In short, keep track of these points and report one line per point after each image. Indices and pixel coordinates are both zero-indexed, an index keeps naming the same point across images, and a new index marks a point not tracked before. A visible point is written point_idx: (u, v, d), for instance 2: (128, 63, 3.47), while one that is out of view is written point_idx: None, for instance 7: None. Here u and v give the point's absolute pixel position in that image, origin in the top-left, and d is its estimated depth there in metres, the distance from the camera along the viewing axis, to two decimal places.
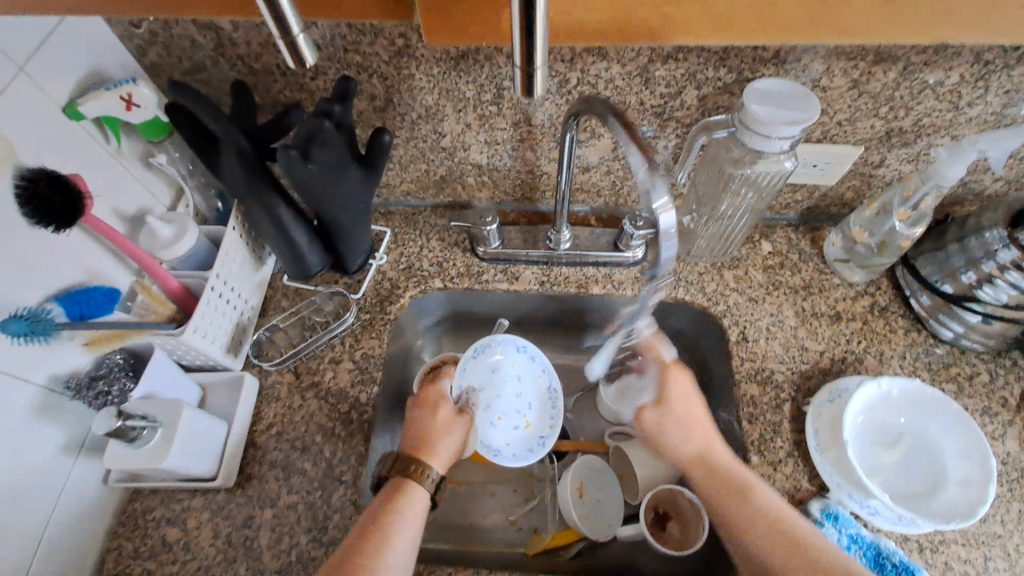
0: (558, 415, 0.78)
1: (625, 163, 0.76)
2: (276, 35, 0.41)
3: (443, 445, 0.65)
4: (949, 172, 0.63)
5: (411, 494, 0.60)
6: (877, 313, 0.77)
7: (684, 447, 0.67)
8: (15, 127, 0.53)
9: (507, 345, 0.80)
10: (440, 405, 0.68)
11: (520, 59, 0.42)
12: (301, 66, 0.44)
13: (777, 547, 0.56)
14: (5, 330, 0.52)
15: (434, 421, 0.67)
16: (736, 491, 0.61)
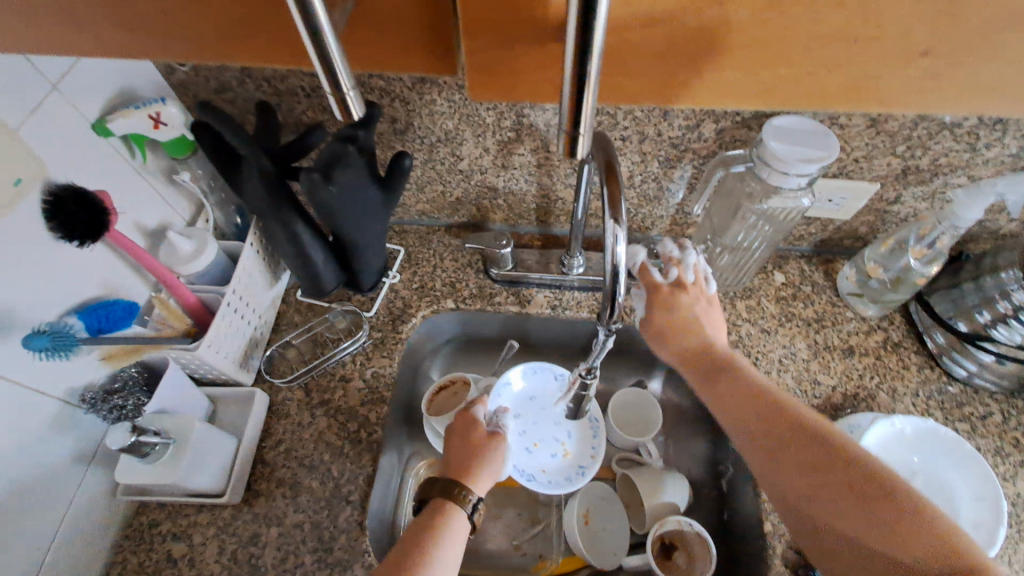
0: (598, 444, 0.79)
1: (641, 191, 0.77)
2: (326, 90, 0.41)
3: (482, 468, 0.65)
4: (967, 212, 0.63)
5: (453, 515, 0.59)
6: (890, 348, 0.77)
7: (708, 356, 0.64)
8: (45, 143, 0.54)
9: (546, 372, 0.83)
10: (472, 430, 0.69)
11: (567, 122, 0.43)
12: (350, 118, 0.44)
13: (832, 488, 0.51)
14: (28, 345, 0.53)
15: (470, 446, 0.67)
16: (777, 424, 0.56)
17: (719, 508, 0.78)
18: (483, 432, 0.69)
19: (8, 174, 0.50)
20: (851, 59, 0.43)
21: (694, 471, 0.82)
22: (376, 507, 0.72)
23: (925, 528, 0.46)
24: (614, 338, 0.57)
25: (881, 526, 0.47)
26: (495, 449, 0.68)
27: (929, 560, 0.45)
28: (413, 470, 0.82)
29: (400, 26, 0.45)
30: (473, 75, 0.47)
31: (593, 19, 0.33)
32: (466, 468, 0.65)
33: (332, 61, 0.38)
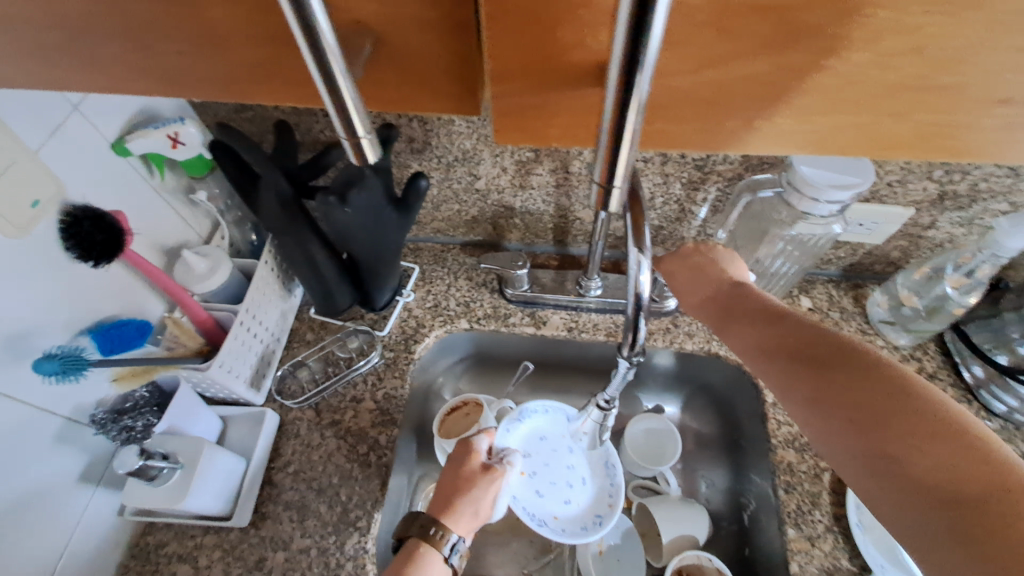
0: (616, 492, 0.71)
1: (662, 213, 0.75)
2: (342, 135, 0.39)
3: (464, 504, 0.63)
4: (1010, 242, 0.59)
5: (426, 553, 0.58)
6: (924, 380, 0.73)
7: (727, 293, 0.57)
8: (65, 164, 0.55)
9: (558, 412, 0.76)
10: (466, 461, 0.66)
11: (602, 174, 0.42)
12: (367, 163, 0.42)
13: (850, 422, 0.43)
14: (38, 369, 0.52)
15: (462, 481, 0.65)
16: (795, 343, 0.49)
17: (740, 543, 0.75)
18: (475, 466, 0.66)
19: (26, 196, 0.50)
20: (922, 108, 0.39)
21: (713, 502, 0.79)
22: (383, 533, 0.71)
23: (965, 459, 0.38)
24: (633, 371, 0.55)
25: (905, 458, 0.40)
26: (487, 491, 0.64)
27: (957, 486, 0.37)
28: (423, 492, 0.80)
29: (424, 70, 0.43)
30: (501, 120, 0.44)
31: (637, 75, 0.32)
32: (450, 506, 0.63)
33: (348, 106, 0.36)
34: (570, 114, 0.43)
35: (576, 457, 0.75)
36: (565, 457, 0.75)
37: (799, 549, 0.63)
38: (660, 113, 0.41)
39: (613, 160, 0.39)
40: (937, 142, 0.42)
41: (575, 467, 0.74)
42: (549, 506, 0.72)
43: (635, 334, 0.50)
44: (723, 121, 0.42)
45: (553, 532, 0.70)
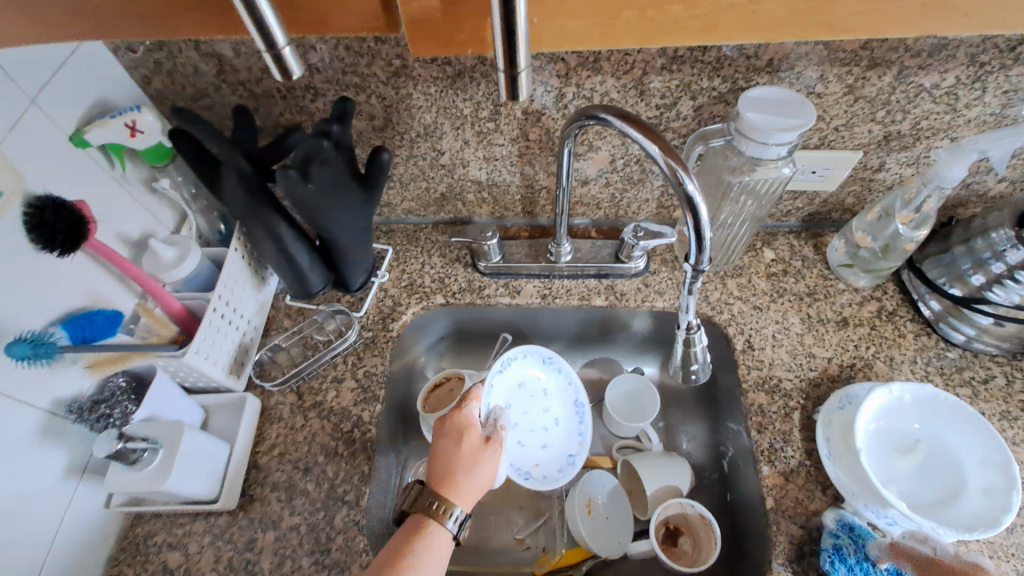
0: (586, 432, 0.78)
1: (624, 175, 0.77)
2: (262, 50, 0.43)
3: (466, 480, 0.60)
4: (951, 172, 0.62)
5: (440, 538, 0.56)
6: (884, 318, 0.76)
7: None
8: (25, 156, 0.55)
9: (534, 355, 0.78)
10: (465, 434, 0.63)
11: (504, 61, 0.43)
12: (290, 78, 0.46)
13: None
14: (8, 352, 0.53)
15: (465, 457, 0.61)
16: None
17: (723, 490, 0.77)
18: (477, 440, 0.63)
19: None
20: None
21: (695, 455, 0.81)
22: (373, 508, 0.72)
23: None
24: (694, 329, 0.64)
25: None
26: (487, 463, 0.62)
27: None
28: (412, 469, 0.81)
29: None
30: (411, 27, 0.51)
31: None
32: (456, 484, 0.59)
33: (263, 14, 0.40)
34: (474, 14, 0.50)
35: (550, 400, 0.80)
36: (543, 401, 0.79)
37: (773, 484, 0.65)
38: (556, 8, 0.50)
39: (511, 39, 0.41)
40: (815, 21, 0.51)
41: (550, 410, 0.79)
42: (530, 454, 0.76)
43: (699, 251, 0.55)
44: (618, 12, 0.50)
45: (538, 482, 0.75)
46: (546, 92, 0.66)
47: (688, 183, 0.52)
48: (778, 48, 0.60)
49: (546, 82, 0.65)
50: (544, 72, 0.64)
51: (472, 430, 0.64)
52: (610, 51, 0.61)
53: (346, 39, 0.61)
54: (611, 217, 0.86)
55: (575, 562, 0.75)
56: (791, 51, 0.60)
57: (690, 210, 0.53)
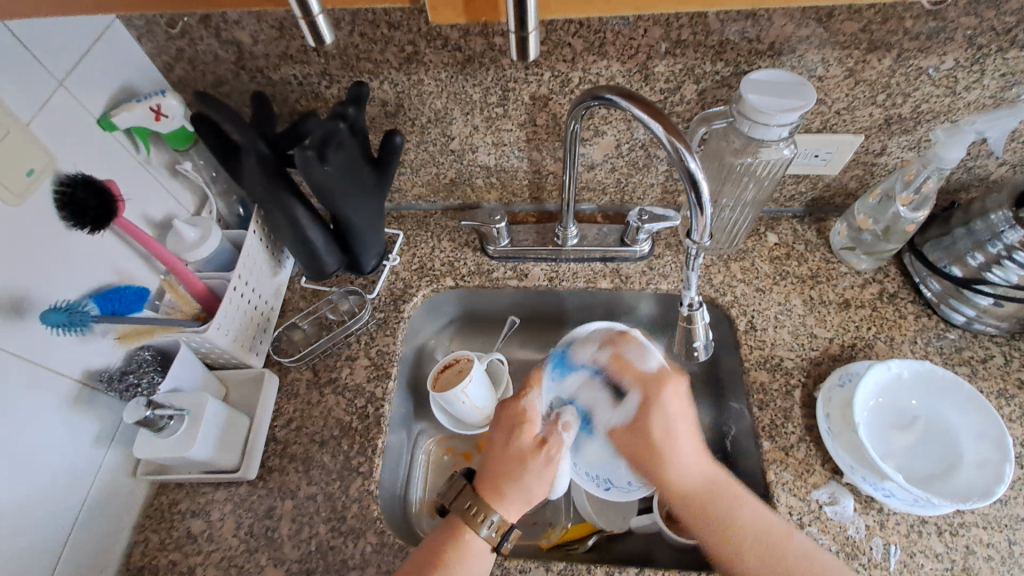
0: None
1: (629, 160, 0.79)
2: (299, 16, 0.46)
3: (514, 488, 0.62)
4: (949, 153, 0.64)
5: (477, 545, 0.59)
6: (886, 299, 0.77)
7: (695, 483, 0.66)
8: (56, 137, 0.58)
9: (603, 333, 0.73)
10: (517, 434, 0.65)
11: (513, 19, 0.44)
12: (321, 43, 0.49)
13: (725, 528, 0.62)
14: (45, 320, 0.55)
15: (515, 463, 0.64)
16: (672, 416, 0.67)
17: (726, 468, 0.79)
18: (532, 443, 0.65)
19: (21, 165, 0.53)
20: None
21: None
22: (386, 482, 0.74)
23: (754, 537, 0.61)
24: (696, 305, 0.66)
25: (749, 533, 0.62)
26: (537, 469, 0.63)
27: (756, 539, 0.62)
28: (422, 447, 0.84)
29: None
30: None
31: None
32: (506, 496, 0.62)
33: None
34: None
35: None
36: None
37: (773, 458, 0.67)
38: None
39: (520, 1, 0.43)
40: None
41: None
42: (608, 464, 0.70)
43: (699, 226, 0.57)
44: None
45: (624, 490, 0.68)
46: (552, 77, 0.68)
47: (689, 161, 0.54)
48: (779, 31, 0.61)
49: (553, 67, 0.67)
50: (551, 57, 0.66)
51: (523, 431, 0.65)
52: (615, 36, 0.63)
53: (361, 26, 0.64)
54: (617, 203, 0.88)
55: (582, 535, 0.77)
56: (792, 35, 0.62)
57: (692, 186, 0.55)
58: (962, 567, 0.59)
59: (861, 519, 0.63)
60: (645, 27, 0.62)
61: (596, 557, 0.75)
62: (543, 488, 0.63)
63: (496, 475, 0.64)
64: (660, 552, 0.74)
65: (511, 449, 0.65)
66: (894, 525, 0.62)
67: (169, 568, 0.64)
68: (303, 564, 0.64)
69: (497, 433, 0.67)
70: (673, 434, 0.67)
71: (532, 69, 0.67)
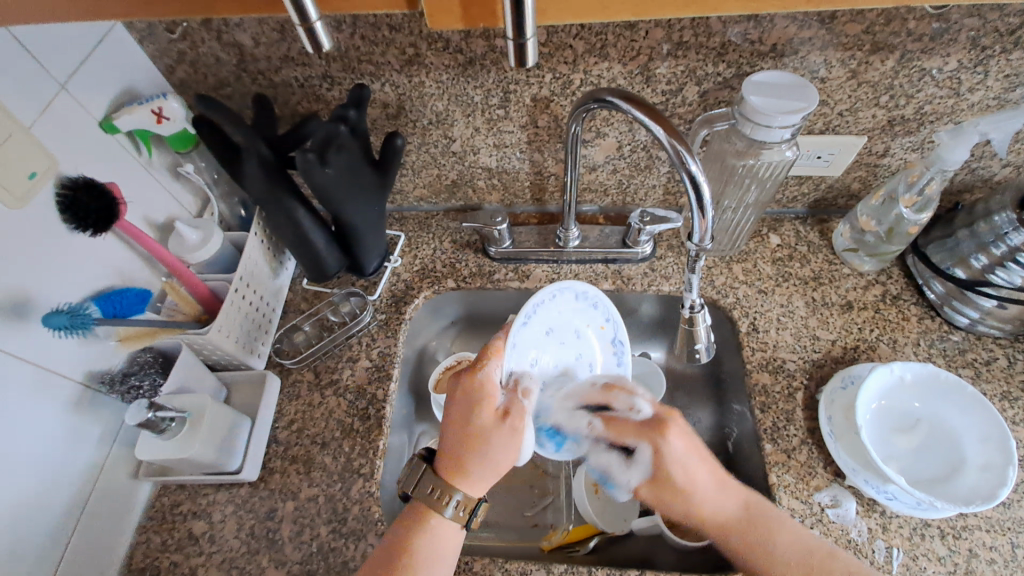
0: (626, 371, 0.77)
1: (631, 162, 0.79)
2: (296, 23, 0.45)
3: (477, 465, 0.58)
4: (953, 155, 0.63)
5: (443, 526, 0.56)
6: (889, 301, 0.77)
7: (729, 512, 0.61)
8: (57, 139, 0.58)
9: (564, 293, 0.71)
10: (475, 406, 0.59)
11: (511, 27, 0.44)
12: (319, 49, 0.48)
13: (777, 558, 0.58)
14: (47, 323, 0.55)
15: (473, 438, 0.58)
16: (686, 461, 0.62)
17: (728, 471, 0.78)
18: (493, 416, 0.59)
19: (24, 168, 0.53)
20: None
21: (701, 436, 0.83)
22: (387, 484, 0.74)
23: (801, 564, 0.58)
24: (699, 307, 0.66)
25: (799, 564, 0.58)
26: (500, 442, 0.58)
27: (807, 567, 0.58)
28: (423, 448, 0.84)
29: None
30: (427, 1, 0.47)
31: None
32: (468, 473, 0.58)
33: None
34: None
35: (582, 345, 0.75)
36: (575, 345, 0.74)
37: (775, 461, 0.67)
38: None
39: (518, 8, 0.42)
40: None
41: (584, 354, 0.75)
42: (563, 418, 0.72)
43: (700, 229, 0.57)
44: None
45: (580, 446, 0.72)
46: (554, 79, 0.68)
47: (690, 164, 0.54)
48: (781, 33, 0.61)
49: (554, 69, 0.67)
50: (552, 59, 0.66)
51: (482, 402, 0.60)
52: (617, 38, 0.63)
53: (362, 28, 0.64)
54: (618, 204, 0.87)
55: (582, 538, 0.76)
56: (794, 36, 0.61)
57: (693, 188, 0.54)
58: (965, 571, 0.59)
59: (863, 522, 0.63)
60: (646, 28, 0.62)
61: (597, 559, 0.75)
62: (509, 459, 0.59)
63: (456, 454, 0.58)
64: (662, 555, 0.73)
65: (469, 425, 0.59)
66: (897, 528, 0.62)
67: (171, 569, 0.65)
68: (304, 566, 0.64)
69: (451, 409, 0.61)
70: (692, 476, 0.62)
71: (533, 71, 0.67)
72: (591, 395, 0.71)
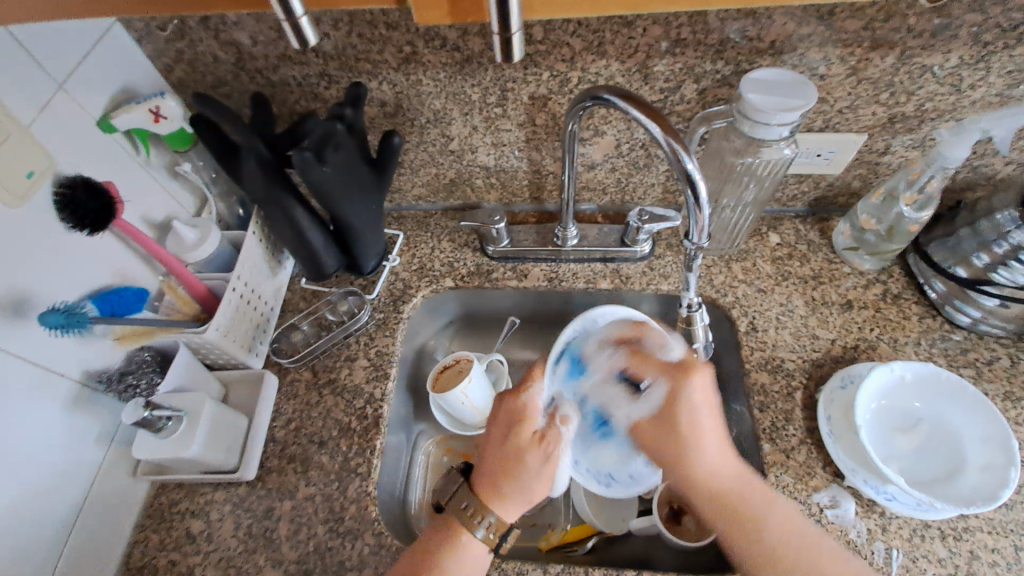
0: None
1: (629, 160, 0.79)
2: (281, 18, 0.45)
3: (513, 488, 0.59)
4: (954, 152, 0.63)
5: (472, 546, 0.57)
6: (889, 300, 0.76)
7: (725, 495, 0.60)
8: (56, 138, 0.58)
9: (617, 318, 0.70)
10: (515, 429, 0.61)
11: (497, 23, 0.44)
12: (305, 45, 0.48)
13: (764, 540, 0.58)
14: (43, 321, 0.56)
15: (511, 460, 0.60)
16: (699, 410, 0.62)
17: None
18: (531, 439, 0.61)
19: (22, 167, 0.53)
20: None
21: None
22: (385, 483, 0.74)
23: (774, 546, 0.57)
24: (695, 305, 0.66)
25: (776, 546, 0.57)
26: (535, 466, 0.59)
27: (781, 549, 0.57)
28: (422, 448, 0.84)
29: None
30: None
31: None
32: (504, 497, 0.59)
33: None
34: None
35: None
36: None
37: (774, 461, 0.66)
38: None
39: (503, 3, 0.42)
40: None
41: None
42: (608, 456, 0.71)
43: (698, 227, 0.57)
44: None
45: (625, 485, 0.69)
46: (551, 77, 0.68)
47: (686, 162, 0.53)
48: (779, 29, 0.61)
49: (551, 67, 0.67)
50: (549, 57, 0.66)
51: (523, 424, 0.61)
52: (614, 35, 0.62)
53: (359, 26, 0.64)
54: (617, 203, 0.87)
55: (581, 537, 0.77)
56: (793, 33, 0.61)
57: (690, 185, 0.54)
58: (966, 572, 0.59)
59: (863, 523, 0.62)
60: (644, 26, 0.61)
61: (595, 559, 0.75)
62: (543, 486, 0.60)
63: (494, 476, 0.60)
64: (660, 556, 0.73)
65: (508, 446, 0.61)
66: (897, 529, 0.62)
67: (169, 568, 0.65)
68: (301, 565, 0.64)
69: (496, 431, 0.63)
70: (701, 426, 0.62)
71: (531, 68, 0.67)
72: (622, 330, 0.69)
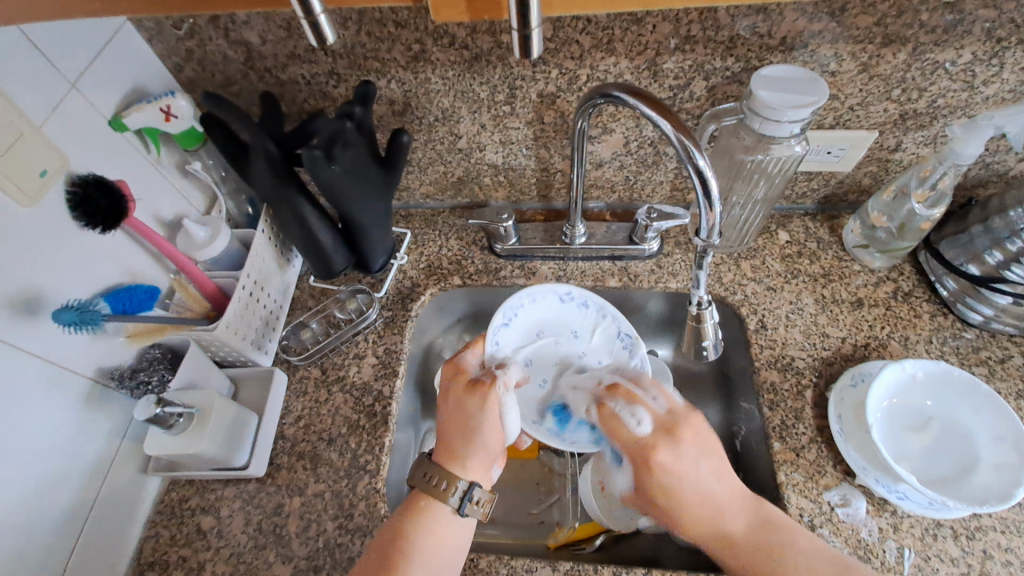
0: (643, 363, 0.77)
1: (638, 157, 0.78)
2: (300, 16, 0.46)
3: (465, 440, 0.61)
4: (967, 149, 0.62)
5: (438, 513, 0.57)
6: (900, 298, 0.76)
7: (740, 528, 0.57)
8: (68, 137, 0.58)
9: (548, 295, 0.80)
10: (452, 385, 0.66)
11: (515, 18, 0.44)
12: (323, 42, 0.48)
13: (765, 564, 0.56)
14: (57, 318, 0.56)
15: (457, 414, 0.63)
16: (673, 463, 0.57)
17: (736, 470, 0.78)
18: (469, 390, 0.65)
19: (35, 166, 0.54)
20: None
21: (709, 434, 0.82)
22: (393, 481, 0.75)
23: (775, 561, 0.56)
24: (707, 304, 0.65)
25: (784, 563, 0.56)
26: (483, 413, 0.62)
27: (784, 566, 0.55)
28: (429, 445, 0.84)
29: None
30: None
31: None
32: (459, 454, 0.60)
33: None
34: None
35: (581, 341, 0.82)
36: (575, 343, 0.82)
37: (784, 459, 0.66)
38: None
39: None
40: None
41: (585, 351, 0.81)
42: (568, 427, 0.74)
43: (709, 225, 0.57)
44: None
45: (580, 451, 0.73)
46: (560, 74, 0.68)
47: (697, 159, 0.53)
48: (790, 26, 0.60)
49: (560, 64, 0.66)
50: (558, 54, 0.65)
51: (459, 380, 0.66)
52: (623, 32, 0.62)
53: (368, 24, 0.64)
54: (625, 201, 0.87)
55: (589, 535, 0.77)
56: (804, 29, 0.60)
57: (701, 183, 0.54)
58: (979, 572, 0.58)
59: (873, 522, 0.62)
60: (654, 22, 0.61)
61: (603, 558, 0.75)
62: (493, 431, 0.62)
63: (447, 436, 0.62)
64: (667, 553, 0.73)
65: (451, 404, 0.64)
66: (908, 528, 0.61)
67: (180, 564, 0.65)
68: (310, 561, 0.64)
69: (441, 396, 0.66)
70: (679, 475, 0.57)
71: (540, 66, 0.67)
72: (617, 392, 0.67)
